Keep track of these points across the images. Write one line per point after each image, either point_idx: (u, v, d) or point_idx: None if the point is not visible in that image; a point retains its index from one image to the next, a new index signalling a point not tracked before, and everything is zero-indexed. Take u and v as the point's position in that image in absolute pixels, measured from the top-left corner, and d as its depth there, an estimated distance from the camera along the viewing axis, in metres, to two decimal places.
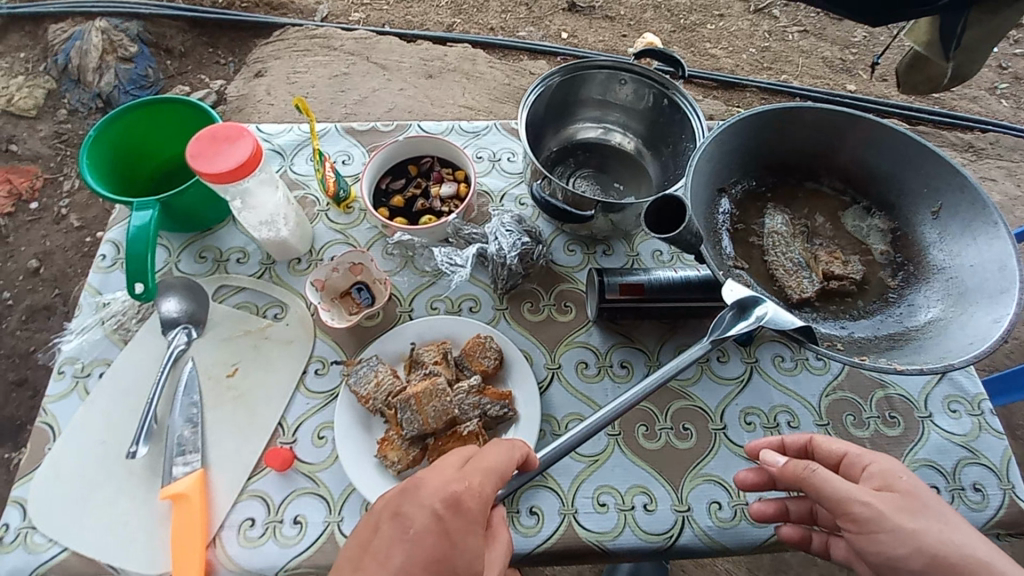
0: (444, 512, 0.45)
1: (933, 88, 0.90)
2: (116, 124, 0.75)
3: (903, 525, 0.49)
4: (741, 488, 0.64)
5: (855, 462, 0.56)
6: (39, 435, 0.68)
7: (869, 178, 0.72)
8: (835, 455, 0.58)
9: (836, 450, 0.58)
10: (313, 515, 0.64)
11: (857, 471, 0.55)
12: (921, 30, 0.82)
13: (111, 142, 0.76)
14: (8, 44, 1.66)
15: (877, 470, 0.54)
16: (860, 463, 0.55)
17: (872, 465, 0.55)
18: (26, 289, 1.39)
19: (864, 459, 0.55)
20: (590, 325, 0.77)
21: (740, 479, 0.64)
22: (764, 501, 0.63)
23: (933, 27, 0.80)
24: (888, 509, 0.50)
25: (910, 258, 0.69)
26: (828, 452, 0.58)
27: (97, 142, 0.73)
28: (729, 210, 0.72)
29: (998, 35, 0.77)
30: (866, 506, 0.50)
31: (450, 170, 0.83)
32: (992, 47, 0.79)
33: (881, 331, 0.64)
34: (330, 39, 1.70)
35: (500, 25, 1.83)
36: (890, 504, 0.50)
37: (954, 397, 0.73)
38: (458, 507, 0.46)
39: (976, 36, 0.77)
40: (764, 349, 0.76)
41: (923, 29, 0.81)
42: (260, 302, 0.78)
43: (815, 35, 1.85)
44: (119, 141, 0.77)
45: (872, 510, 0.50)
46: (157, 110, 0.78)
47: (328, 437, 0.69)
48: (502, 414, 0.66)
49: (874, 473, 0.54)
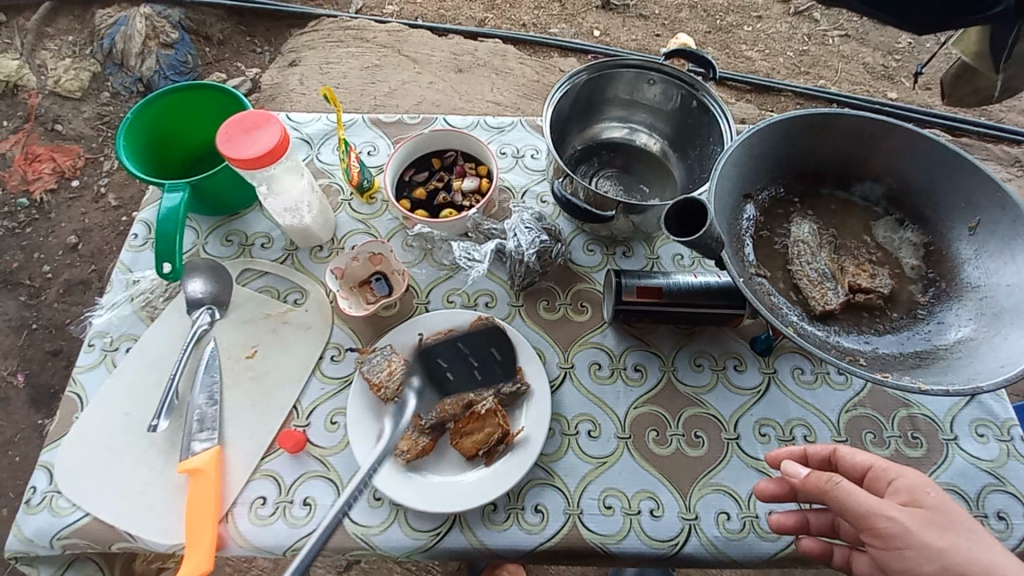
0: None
1: (982, 99, 0.89)
2: (157, 104, 0.78)
3: (930, 542, 0.48)
4: (761, 499, 0.62)
5: (881, 475, 0.54)
6: (68, 404, 0.70)
7: (904, 191, 0.70)
8: (860, 467, 0.56)
9: (861, 462, 0.56)
10: (322, 497, 0.65)
11: (882, 485, 0.54)
12: (972, 39, 0.80)
13: (151, 122, 0.78)
14: (58, 27, 1.72)
15: (904, 485, 0.52)
16: (887, 477, 0.54)
17: (898, 479, 0.53)
18: (64, 264, 1.45)
19: (890, 473, 0.54)
20: (605, 327, 0.77)
21: (761, 490, 0.62)
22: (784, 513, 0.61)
23: (984, 37, 0.78)
24: (915, 525, 0.49)
25: (943, 275, 0.66)
26: (852, 464, 0.57)
27: (136, 121, 0.76)
28: (753, 216, 0.70)
29: None
30: (892, 521, 0.49)
31: (473, 164, 0.84)
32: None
33: (906, 349, 0.62)
34: (364, 31, 1.73)
35: (533, 21, 1.82)
36: (918, 519, 0.49)
37: (982, 421, 0.70)
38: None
39: None
40: (784, 360, 0.74)
41: (974, 38, 0.80)
42: (282, 286, 0.80)
43: (856, 40, 1.79)
44: (158, 122, 0.79)
45: (898, 526, 0.49)
46: (197, 93, 0.80)
47: (340, 422, 0.70)
48: (515, 390, 0.68)
49: (900, 488, 0.52)
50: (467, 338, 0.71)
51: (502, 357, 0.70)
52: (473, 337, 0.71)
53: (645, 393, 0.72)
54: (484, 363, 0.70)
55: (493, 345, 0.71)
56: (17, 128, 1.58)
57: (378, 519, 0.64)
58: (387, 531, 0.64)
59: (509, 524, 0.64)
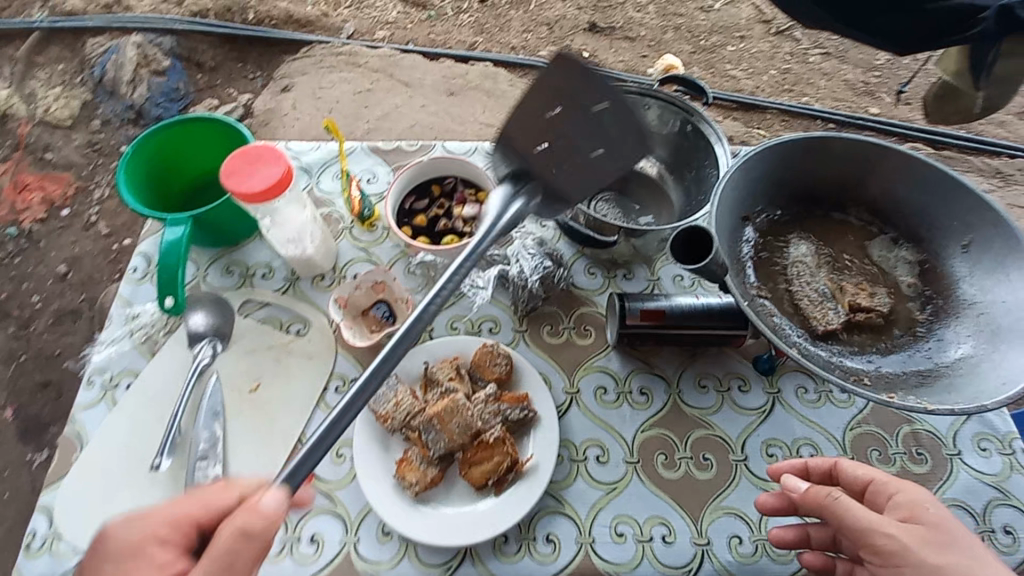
0: (136, 546, 0.49)
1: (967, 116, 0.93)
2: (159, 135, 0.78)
3: (928, 560, 0.49)
4: (763, 512, 0.63)
5: (881, 490, 0.55)
6: (67, 444, 0.69)
7: (897, 212, 0.72)
8: (860, 482, 0.57)
9: (862, 476, 0.57)
10: (331, 533, 0.64)
11: (882, 499, 0.55)
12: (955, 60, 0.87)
13: (154, 152, 0.79)
14: (48, 56, 1.72)
15: (904, 500, 0.53)
16: (886, 492, 0.55)
17: (898, 494, 0.54)
18: (55, 293, 1.43)
19: (890, 487, 0.55)
20: (609, 350, 0.77)
21: (761, 503, 0.63)
22: (785, 526, 0.63)
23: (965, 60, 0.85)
24: (913, 543, 0.50)
25: (939, 292, 0.67)
26: (852, 478, 0.57)
27: (139, 151, 0.76)
28: (753, 238, 0.72)
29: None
30: (891, 538, 0.51)
31: (473, 190, 0.85)
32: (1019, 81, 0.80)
33: (910, 367, 0.63)
34: (356, 56, 1.75)
35: (521, 45, 1.83)
36: (916, 537, 0.50)
37: (984, 435, 0.71)
38: (167, 535, 0.50)
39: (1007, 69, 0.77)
40: (787, 379, 0.75)
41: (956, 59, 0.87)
42: (284, 316, 0.79)
43: (836, 58, 1.85)
44: (161, 153, 0.80)
45: (896, 543, 0.51)
46: (200, 125, 0.81)
47: (347, 454, 0.69)
48: (523, 417, 0.67)
49: (900, 503, 0.53)
50: (545, 99, 0.53)
51: (610, 105, 0.52)
52: (553, 96, 0.53)
53: (651, 416, 0.72)
54: (587, 131, 0.53)
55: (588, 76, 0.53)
56: (7, 157, 1.57)
57: (388, 553, 0.63)
58: (398, 566, 0.63)
59: (521, 555, 0.63)
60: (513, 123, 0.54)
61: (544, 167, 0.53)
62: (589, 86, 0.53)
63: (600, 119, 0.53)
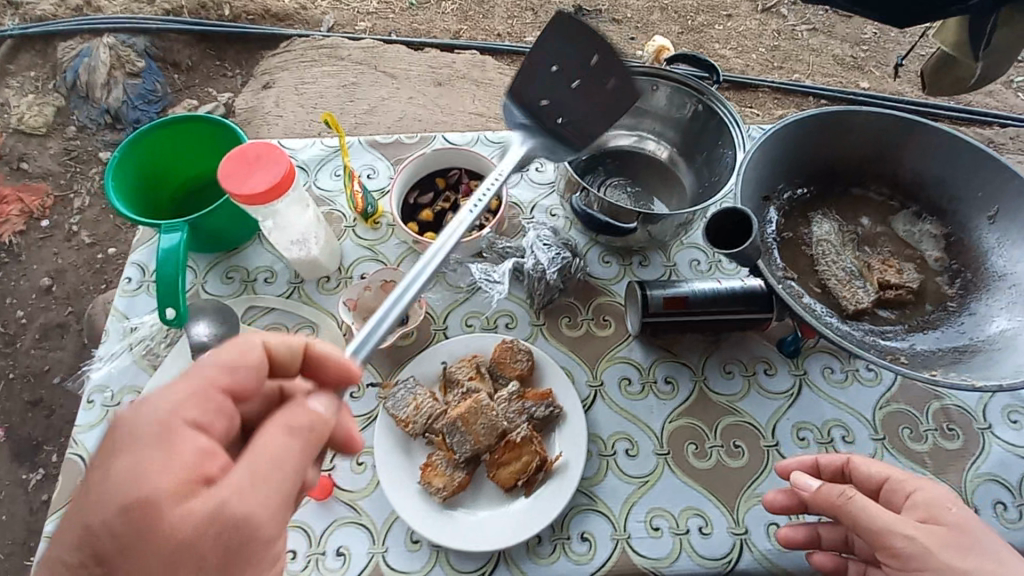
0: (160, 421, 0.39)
1: (959, 89, 0.87)
2: (159, 131, 0.75)
3: (951, 563, 0.47)
4: (770, 512, 0.61)
5: (898, 487, 0.54)
6: (69, 467, 0.66)
7: (920, 184, 0.70)
8: (876, 479, 0.56)
9: (876, 473, 0.56)
10: (357, 545, 0.62)
11: (899, 498, 0.53)
12: (949, 31, 0.80)
13: (150, 149, 0.75)
14: (19, 63, 1.64)
15: (922, 500, 0.51)
16: (904, 490, 0.53)
17: (916, 492, 0.53)
18: (39, 307, 1.37)
19: (907, 485, 0.53)
20: (630, 340, 0.75)
21: (769, 502, 0.61)
22: (794, 527, 0.60)
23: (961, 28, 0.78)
24: (933, 545, 0.48)
25: (967, 265, 0.66)
26: (867, 475, 0.56)
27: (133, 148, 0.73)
28: (775, 219, 0.70)
29: None
30: (909, 540, 0.49)
31: (478, 182, 0.81)
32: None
33: (945, 344, 0.62)
34: (338, 49, 1.69)
35: (507, 31, 1.78)
36: (937, 538, 0.48)
37: (1013, 407, 0.70)
38: (200, 418, 0.41)
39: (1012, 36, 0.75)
40: (812, 360, 0.73)
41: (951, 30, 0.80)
42: (290, 322, 0.76)
43: (824, 33, 1.83)
44: (158, 151, 0.76)
45: (916, 545, 0.48)
46: (201, 126, 0.77)
47: (367, 462, 0.66)
48: (548, 414, 0.65)
49: (918, 502, 0.52)
50: (558, 56, 0.70)
51: (603, 64, 0.69)
52: (560, 55, 0.69)
53: (678, 406, 0.70)
54: (589, 84, 0.70)
55: (590, 50, 0.68)
56: None
57: (419, 562, 0.61)
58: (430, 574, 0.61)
59: (555, 557, 0.61)
60: (526, 63, 0.70)
61: (547, 117, 0.71)
62: (586, 54, 0.69)
63: (596, 79, 0.70)
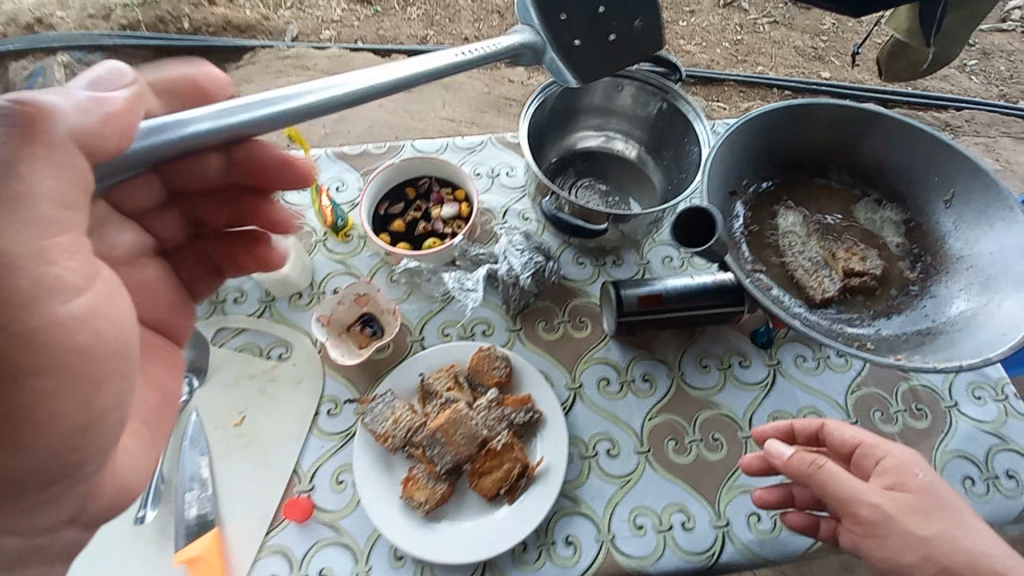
0: None
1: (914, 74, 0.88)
2: None
3: (913, 530, 0.48)
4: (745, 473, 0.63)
5: (870, 453, 0.55)
6: None
7: (877, 171, 0.72)
8: (848, 445, 0.57)
9: (850, 438, 0.57)
10: (340, 567, 0.61)
11: (870, 464, 0.54)
12: (902, 17, 0.81)
13: None
14: None
15: (891, 465, 0.52)
16: (874, 455, 0.54)
17: (886, 458, 0.53)
18: None
19: (878, 451, 0.54)
20: (607, 339, 0.75)
21: (747, 464, 0.62)
22: (766, 488, 0.62)
23: (914, 14, 0.79)
24: (896, 511, 0.49)
25: (927, 248, 0.68)
26: (840, 440, 0.57)
27: None
28: (742, 213, 0.71)
29: (978, 15, 0.77)
30: (875, 507, 0.49)
31: (449, 189, 0.81)
32: (973, 27, 0.79)
33: (909, 327, 0.64)
34: (303, 59, 1.66)
35: (474, 34, 1.78)
36: (900, 505, 0.49)
37: (976, 383, 0.73)
38: None
39: (959, 19, 0.77)
40: (786, 349, 0.75)
41: (903, 17, 0.81)
42: (263, 341, 0.74)
43: (784, 26, 1.86)
44: None
45: (880, 513, 0.49)
46: None
47: (347, 480, 0.65)
48: (528, 420, 0.65)
49: (888, 467, 0.52)
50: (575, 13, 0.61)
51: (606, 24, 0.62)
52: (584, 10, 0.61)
53: (657, 403, 0.71)
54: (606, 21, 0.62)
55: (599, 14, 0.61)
56: None
57: None
58: None
59: (542, 562, 0.61)
60: None
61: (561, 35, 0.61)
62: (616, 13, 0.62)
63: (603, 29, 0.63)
